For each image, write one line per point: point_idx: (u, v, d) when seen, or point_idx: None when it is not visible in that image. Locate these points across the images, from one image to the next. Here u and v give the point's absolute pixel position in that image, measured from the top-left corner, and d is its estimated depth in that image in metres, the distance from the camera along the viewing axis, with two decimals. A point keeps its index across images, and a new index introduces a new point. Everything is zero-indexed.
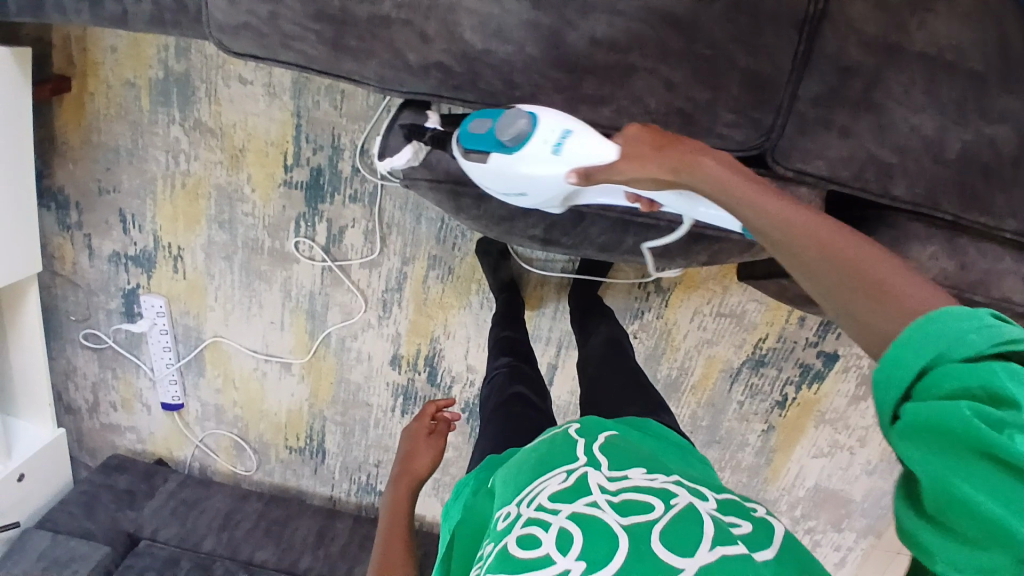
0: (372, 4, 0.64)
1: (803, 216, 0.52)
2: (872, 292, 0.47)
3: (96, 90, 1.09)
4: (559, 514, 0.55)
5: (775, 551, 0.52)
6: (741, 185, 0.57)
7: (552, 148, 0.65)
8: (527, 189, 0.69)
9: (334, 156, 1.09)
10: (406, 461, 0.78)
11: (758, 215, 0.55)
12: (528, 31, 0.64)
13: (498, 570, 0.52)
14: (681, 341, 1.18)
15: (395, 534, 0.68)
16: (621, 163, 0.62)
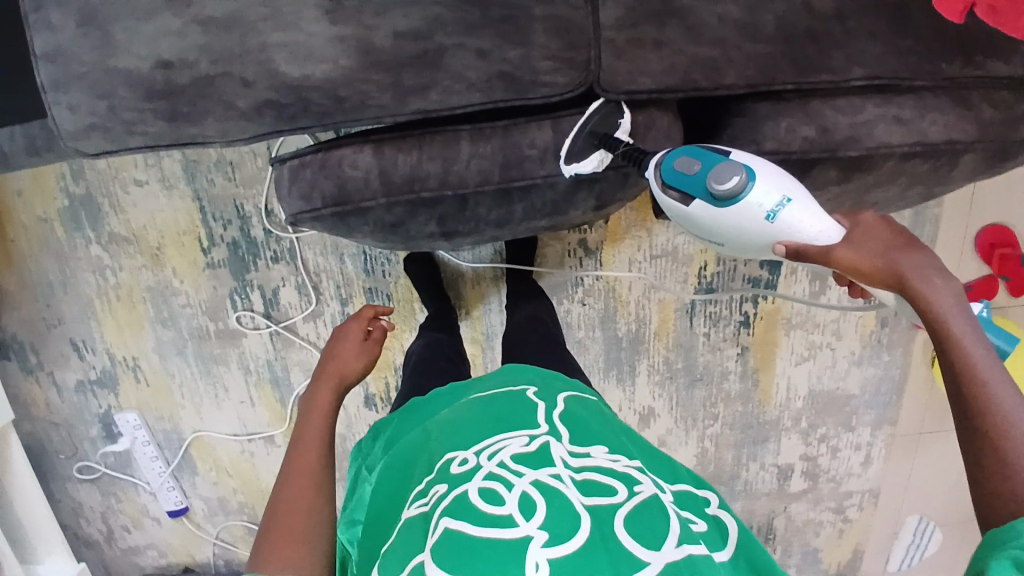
0: (190, 68, 0.68)
1: (973, 353, 0.58)
2: (1005, 436, 0.56)
3: (13, 234, 1.14)
4: (523, 478, 0.62)
5: (728, 552, 0.62)
6: (954, 307, 0.60)
7: (766, 215, 0.66)
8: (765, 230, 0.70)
9: (245, 225, 1.12)
10: (335, 354, 0.92)
11: (943, 333, 0.59)
12: (336, 46, 0.67)
13: (457, 515, 0.59)
14: (627, 294, 1.20)
15: (318, 409, 0.82)
16: (841, 250, 0.63)
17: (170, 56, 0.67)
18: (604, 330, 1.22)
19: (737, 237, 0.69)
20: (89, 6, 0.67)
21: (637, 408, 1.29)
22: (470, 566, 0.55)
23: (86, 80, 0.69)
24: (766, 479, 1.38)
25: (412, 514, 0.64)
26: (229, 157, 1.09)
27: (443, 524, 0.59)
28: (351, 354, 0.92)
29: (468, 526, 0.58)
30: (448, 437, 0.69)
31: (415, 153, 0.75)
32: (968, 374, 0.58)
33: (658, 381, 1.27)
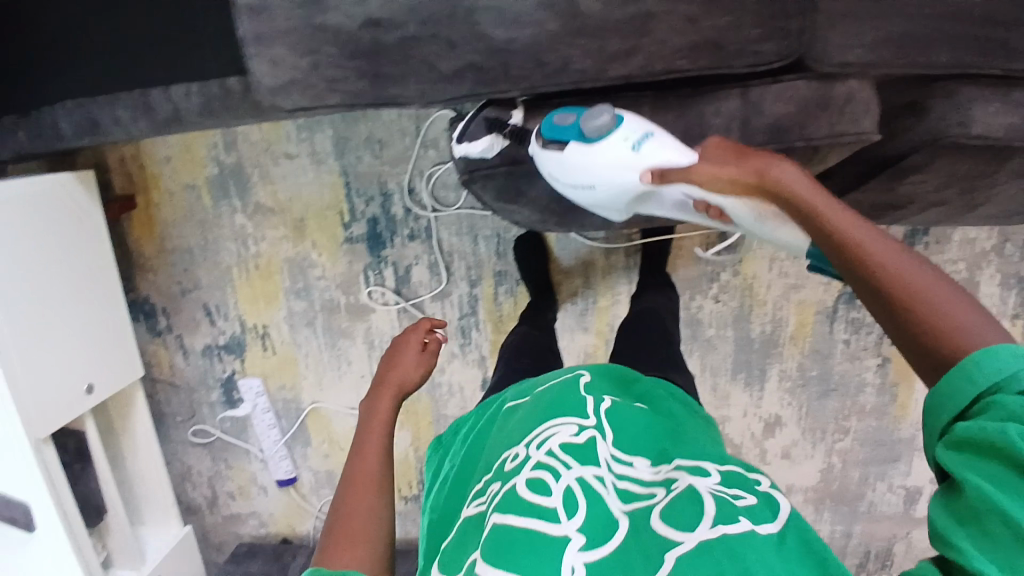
0: (398, 28, 0.69)
1: (877, 239, 0.51)
2: (927, 319, 0.47)
3: (161, 200, 1.19)
4: (571, 470, 0.60)
5: (779, 526, 0.56)
6: (818, 195, 0.56)
7: (631, 147, 0.70)
8: (593, 184, 0.74)
9: (386, 203, 1.14)
10: (389, 365, 0.78)
11: (823, 223, 0.55)
12: (545, 10, 0.66)
13: (506, 506, 0.59)
14: (765, 293, 1.15)
15: (377, 426, 0.69)
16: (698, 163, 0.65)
17: (379, 15, 0.68)
18: (737, 330, 1.18)
19: (627, 179, 0.72)
20: None
21: (761, 414, 1.23)
22: (513, 556, 0.54)
23: (296, 38, 0.71)
24: (892, 501, 1.28)
25: (471, 513, 0.63)
26: (379, 135, 1.11)
27: (492, 520, 0.58)
28: (409, 367, 0.78)
29: (513, 519, 0.57)
30: (505, 433, 0.69)
31: None
32: (860, 266, 0.51)
33: (788, 387, 1.21)
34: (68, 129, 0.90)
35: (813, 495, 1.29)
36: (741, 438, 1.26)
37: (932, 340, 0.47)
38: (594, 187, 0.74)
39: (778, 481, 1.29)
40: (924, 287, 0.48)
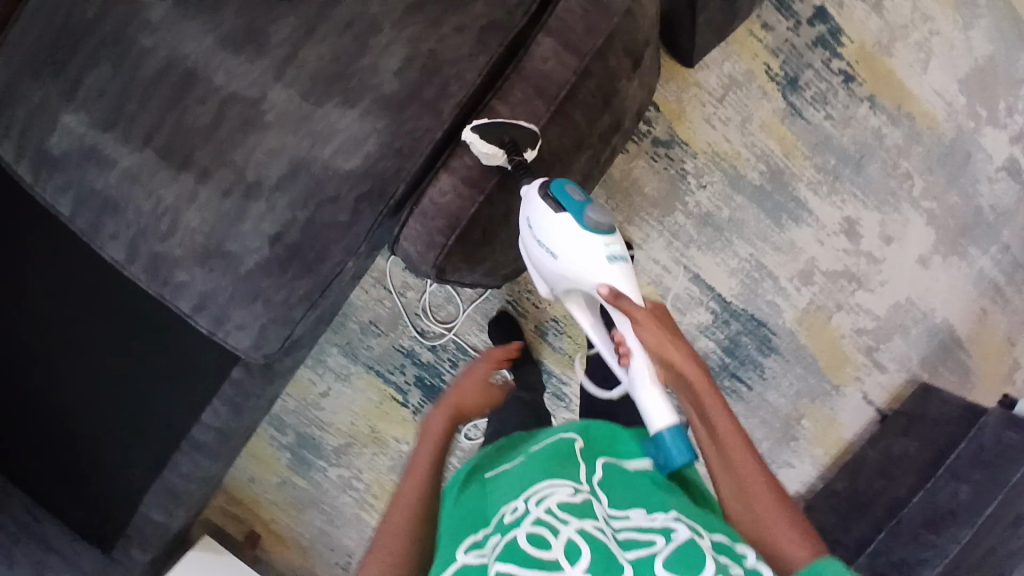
0: (293, 222, 0.78)
1: (742, 436, 0.61)
2: (762, 532, 0.57)
3: (272, 511, 1.25)
4: (571, 524, 0.49)
5: None
6: (704, 386, 0.63)
7: (608, 256, 0.76)
8: (560, 253, 0.78)
9: (414, 358, 1.20)
10: (466, 375, 0.82)
11: (707, 420, 0.62)
12: (367, 118, 0.77)
13: (504, 559, 0.47)
14: (730, 148, 1.17)
15: (433, 441, 0.72)
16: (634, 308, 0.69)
17: (275, 227, 0.79)
18: (742, 191, 1.18)
19: (589, 278, 0.77)
20: (207, 245, 0.80)
21: (834, 229, 1.18)
22: None
23: (240, 294, 0.81)
24: (1005, 192, 1.19)
25: (468, 564, 0.51)
26: (368, 318, 1.19)
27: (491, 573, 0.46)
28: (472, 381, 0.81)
29: (513, 568, 0.45)
30: (504, 486, 0.58)
31: (474, 148, 0.79)
32: (735, 458, 0.60)
33: (828, 190, 1.17)
34: (163, 517, 1.00)
35: (946, 246, 1.18)
36: (841, 261, 1.19)
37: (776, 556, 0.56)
38: (558, 258, 0.78)
39: (909, 262, 1.19)
40: (761, 496, 0.58)
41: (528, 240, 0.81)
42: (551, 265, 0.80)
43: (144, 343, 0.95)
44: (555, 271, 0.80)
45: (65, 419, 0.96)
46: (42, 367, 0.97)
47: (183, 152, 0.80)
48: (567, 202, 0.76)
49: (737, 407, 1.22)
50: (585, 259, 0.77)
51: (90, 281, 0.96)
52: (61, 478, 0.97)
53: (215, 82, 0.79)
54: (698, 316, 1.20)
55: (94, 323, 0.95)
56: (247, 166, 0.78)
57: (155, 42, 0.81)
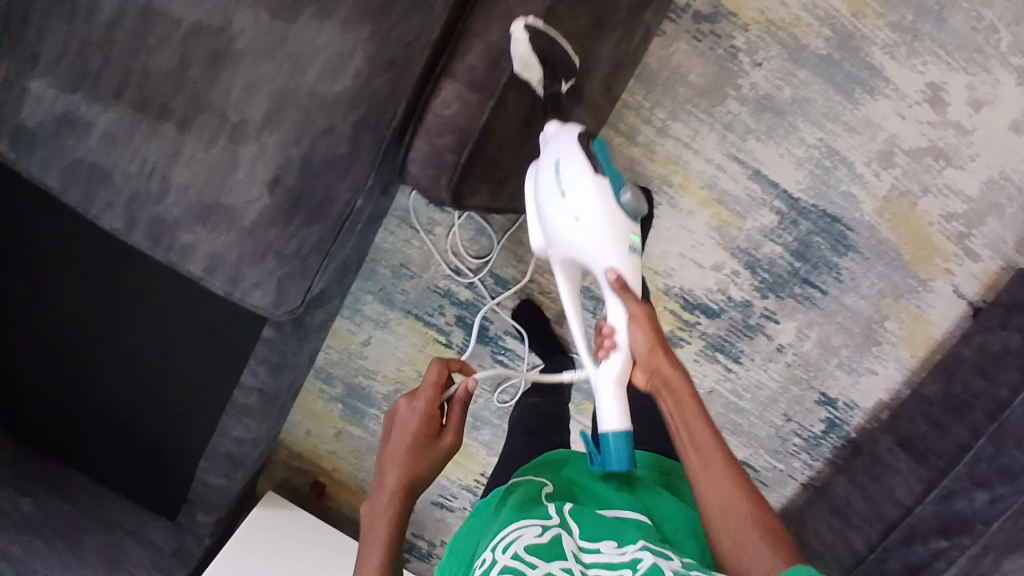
0: (288, 162, 0.70)
1: (730, 465, 0.61)
2: (734, 544, 0.59)
3: (332, 462, 1.24)
4: (539, 569, 0.51)
5: None
6: (700, 431, 0.63)
7: (631, 233, 0.69)
8: (579, 239, 0.69)
9: (452, 298, 1.13)
10: (386, 454, 0.71)
11: (693, 459, 0.62)
12: (350, 29, 0.66)
13: None
14: (787, 13, 0.99)
15: (393, 493, 0.69)
16: (633, 330, 0.66)
17: (269, 170, 0.70)
18: (806, 64, 1.00)
19: (591, 253, 0.69)
20: (203, 202, 0.72)
21: (917, 99, 1.02)
22: None
23: (247, 251, 0.74)
24: None
25: None
26: (398, 261, 1.12)
27: None
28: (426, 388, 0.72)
29: None
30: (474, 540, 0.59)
31: (479, 47, 0.68)
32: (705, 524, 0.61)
33: (904, 53, 1.00)
34: (223, 480, 1.01)
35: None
36: (925, 136, 1.03)
37: (723, 561, 0.59)
38: (579, 218, 0.69)
39: (1002, 131, 1.03)
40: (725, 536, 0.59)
41: (545, 185, 0.72)
42: (554, 214, 0.71)
43: (171, 323, 0.92)
44: (554, 225, 0.71)
45: (115, 402, 0.98)
46: (77, 362, 0.97)
47: (159, 102, 0.70)
48: (609, 169, 0.69)
49: (812, 315, 1.11)
50: (597, 232, 0.68)
51: (105, 266, 0.91)
52: (126, 456, 1.01)
53: (174, 16, 0.68)
54: (761, 218, 1.06)
55: (118, 308, 0.93)
56: (227, 106, 0.69)
57: None
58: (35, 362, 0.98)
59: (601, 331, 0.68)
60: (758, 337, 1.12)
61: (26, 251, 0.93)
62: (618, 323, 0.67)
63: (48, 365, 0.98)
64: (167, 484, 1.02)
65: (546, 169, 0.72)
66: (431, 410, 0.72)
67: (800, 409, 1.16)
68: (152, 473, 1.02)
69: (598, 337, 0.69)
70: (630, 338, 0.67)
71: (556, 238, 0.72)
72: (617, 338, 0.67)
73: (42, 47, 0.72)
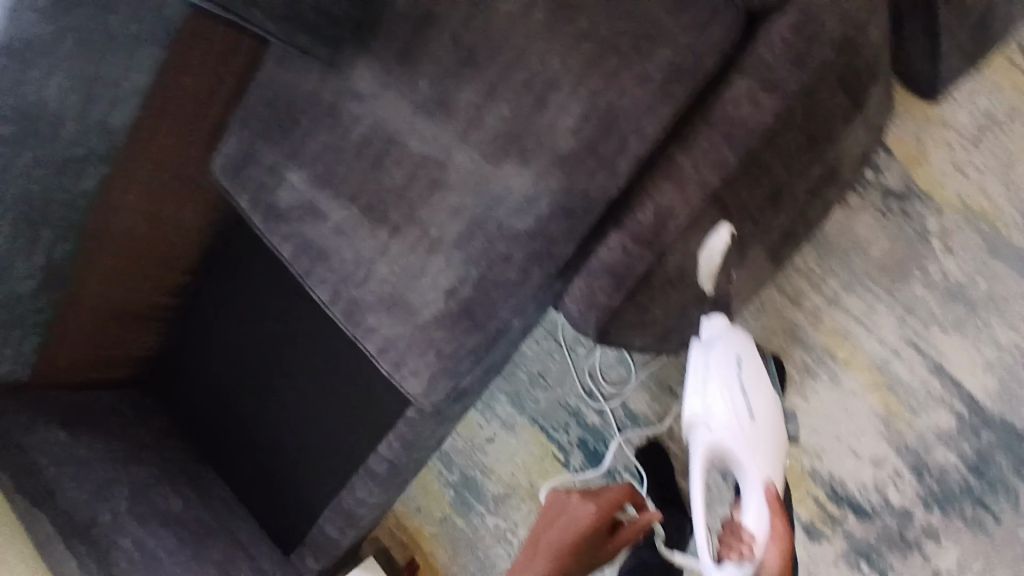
0: (467, 277, 0.81)
1: None
2: None
3: (432, 545, 1.28)
4: None
5: None
6: None
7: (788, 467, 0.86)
8: (743, 439, 0.81)
9: (580, 418, 1.15)
10: (549, 530, 0.78)
11: None
12: (544, 179, 0.76)
13: None
14: (990, 205, 0.93)
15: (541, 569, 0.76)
16: (773, 543, 0.75)
17: (450, 281, 0.82)
18: (1002, 256, 0.92)
19: (753, 454, 0.81)
20: (393, 295, 0.86)
21: None
22: None
23: (414, 343, 0.85)
24: None
25: None
26: (536, 370, 1.18)
27: None
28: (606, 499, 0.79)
29: None
30: None
31: (653, 204, 0.72)
32: None
33: None
34: (338, 533, 1.10)
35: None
36: None
37: None
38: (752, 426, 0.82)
39: None
40: None
41: (717, 370, 0.84)
42: (721, 408, 0.83)
43: (335, 380, 1.08)
44: (718, 412, 0.83)
45: (275, 434, 1.15)
46: (258, 391, 1.16)
47: (381, 210, 0.86)
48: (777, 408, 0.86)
49: (989, 545, 0.94)
50: (756, 446, 0.82)
51: (303, 319, 1.11)
52: (271, 482, 1.16)
53: (410, 147, 0.84)
54: (935, 418, 0.96)
55: (301, 356, 1.12)
56: (431, 223, 0.83)
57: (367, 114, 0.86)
58: (229, 384, 1.19)
59: (738, 535, 0.78)
60: (916, 556, 0.97)
61: (251, 296, 1.17)
62: (759, 531, 0.77)
63: (238, 389, 1.18)
64: (295, 518, 1.14)
65: (721, 354, 0.84)
66: (604, 522, 0.77)
67: None
68: (285, 504, 1.15)
69: (732, 538, 0.78)
70: (765, 549, 0.75)
71: (714, 428, 0.83)
72: (751, 548, 0.76)
73: (301, 146, 0.92)
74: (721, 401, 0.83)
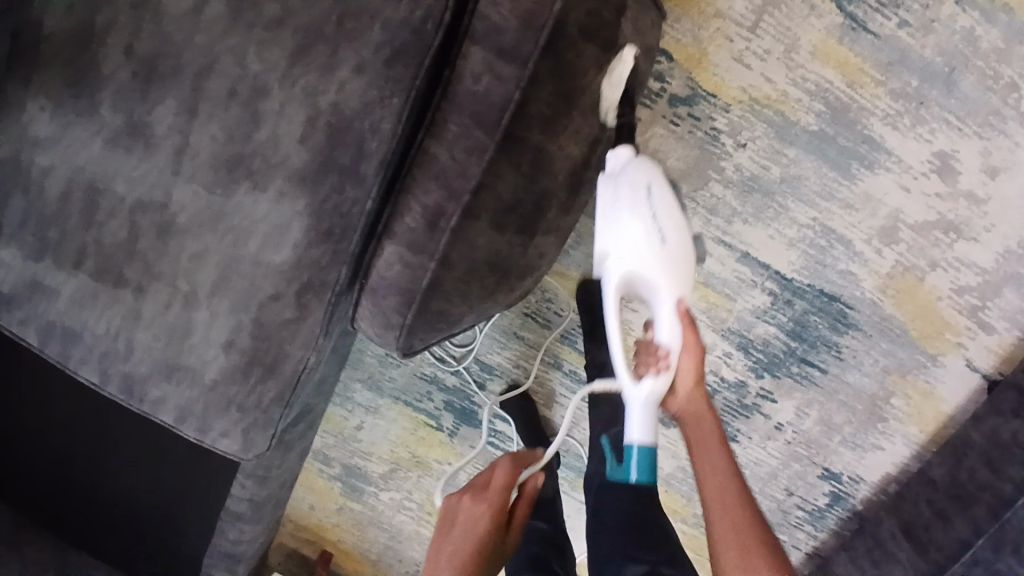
0: (241, 326, 0.70)
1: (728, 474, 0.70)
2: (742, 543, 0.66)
3: (337, 534, 1.28)
4: None
5: None
6: (707, 418, 0.73)
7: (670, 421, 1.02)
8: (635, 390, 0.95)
9: (440, 384, 1.13)
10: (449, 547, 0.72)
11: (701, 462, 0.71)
12: (287, 202, 0.65)
13: None
14: (773, 89, 0.92)
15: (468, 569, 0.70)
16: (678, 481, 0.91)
17: (226, 334, 0.71)
18: (795, 140, 0.93)
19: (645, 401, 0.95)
20: (168, 361, 0.74)
21: (923, 170, 0.92)
22: None
23: (212, 406, 0.75)
24: None
25: None
26: (383, 350, 1.13)
27: None
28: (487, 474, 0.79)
29: None
30: None
31: (417, 205, 0.65)
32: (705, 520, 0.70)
33: (910, 121, 0.91)
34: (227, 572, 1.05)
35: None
36: (933, 209, 0.94)
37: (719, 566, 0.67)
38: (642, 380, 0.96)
39: None
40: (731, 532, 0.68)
41: (623, 198, 0.70)
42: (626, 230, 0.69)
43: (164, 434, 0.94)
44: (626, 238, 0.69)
45: (117, 505, 0.99)
46: (66, 468, 0.98)
47: (114, 271, 0.71)
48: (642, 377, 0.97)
49: (811, 394, 1.05)
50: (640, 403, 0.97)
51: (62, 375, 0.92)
52: (138, 546, 1.02)
53: (117, 192, 0.68)
54: (752, 299, 1.01)
55: (114, 419, 0.94)
56: (178, 275, 0.69)
57: (49, 159, 0.68)
58: (31, 466, 0.98)
59: (653, 351, 0.70)
60: (755, 416, 1.08)
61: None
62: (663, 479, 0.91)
63: (48, 471, 0.98)
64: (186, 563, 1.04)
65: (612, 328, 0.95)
66: (503, 499, 0.75)
67: (801, 482, 1.11)
68: (160, 563, 1.04)
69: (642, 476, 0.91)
70: None
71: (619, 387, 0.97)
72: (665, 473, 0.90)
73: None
74: (631, 232, 0.69)
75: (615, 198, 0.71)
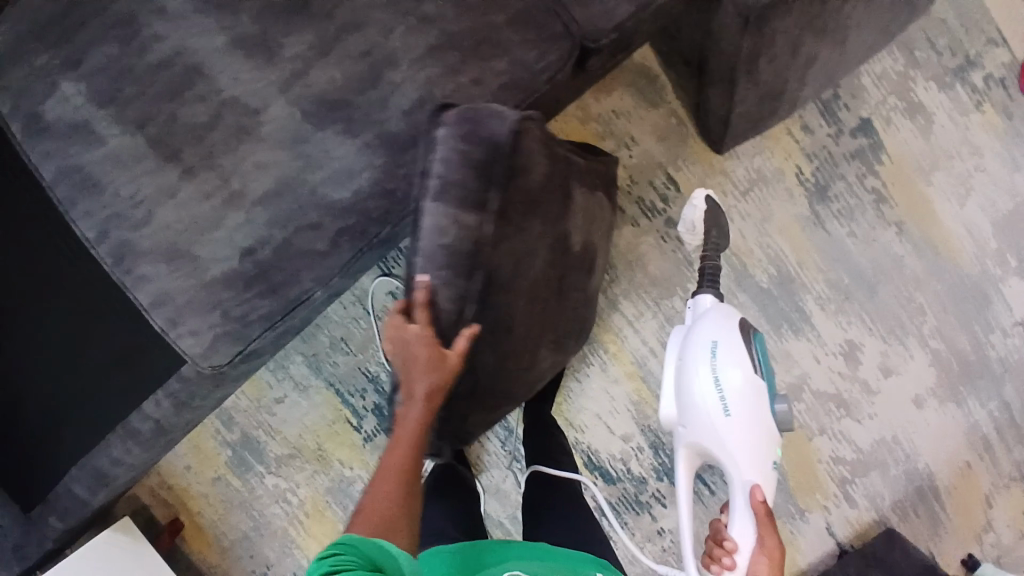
0: (268, 241, 0.75)
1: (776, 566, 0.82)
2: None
3: (200, 506, 1.20)
4: None
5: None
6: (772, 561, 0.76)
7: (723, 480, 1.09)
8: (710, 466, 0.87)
9: (377, 385, 1.16)
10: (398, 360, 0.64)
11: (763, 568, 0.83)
12: (366, 152, 0.73)
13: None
14: (743, 243, 1.13)
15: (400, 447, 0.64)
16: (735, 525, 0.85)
17: (250, 242, 0.75)
18: (747, 290, 1.14)
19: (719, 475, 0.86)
20: (176, 244, 0.76)
21: (833, 348, 1.14)
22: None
23: (196, 303, 0.77)
24: (1020, 344, 1.13)
25: None
26: (339, 334, 1.16)
27: None
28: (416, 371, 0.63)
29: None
30: None
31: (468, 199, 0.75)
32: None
33: (835, 308, 1.13)
34: (86, 494, 0.95)
35: (945, 391, 1.14)
36: (834, 383, 1.15)
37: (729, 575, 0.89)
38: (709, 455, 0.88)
39: (904, 399, 1.14)
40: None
41: (699, 348, 0.84)
42: (707, 395, 0.82)
43: (103, 321, 0.92)
44: (702, 408, 0.82)
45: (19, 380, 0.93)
46: None
47: (171, 146, 0.75)
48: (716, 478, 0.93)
49: (696, 509, 1.16)
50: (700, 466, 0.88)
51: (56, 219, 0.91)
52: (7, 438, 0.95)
53: (218, 83, 0.74)
54: None
55: (62, 284, 0.92)
56: (234, 174, 0.75)
57: (167, 29, 0.74)
58: None
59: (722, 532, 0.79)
60: (644, 514, 1.17)
61: None
62: (742, 544, 0.78)
63: None
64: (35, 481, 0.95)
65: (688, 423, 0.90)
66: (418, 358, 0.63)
67: None
68: (18, 461, 0.95)
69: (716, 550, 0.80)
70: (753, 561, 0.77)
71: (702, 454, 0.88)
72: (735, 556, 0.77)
73: (79, 51, 0.75)
74: (704, 382, 0.82)
75: (693, 349, 0.85)
